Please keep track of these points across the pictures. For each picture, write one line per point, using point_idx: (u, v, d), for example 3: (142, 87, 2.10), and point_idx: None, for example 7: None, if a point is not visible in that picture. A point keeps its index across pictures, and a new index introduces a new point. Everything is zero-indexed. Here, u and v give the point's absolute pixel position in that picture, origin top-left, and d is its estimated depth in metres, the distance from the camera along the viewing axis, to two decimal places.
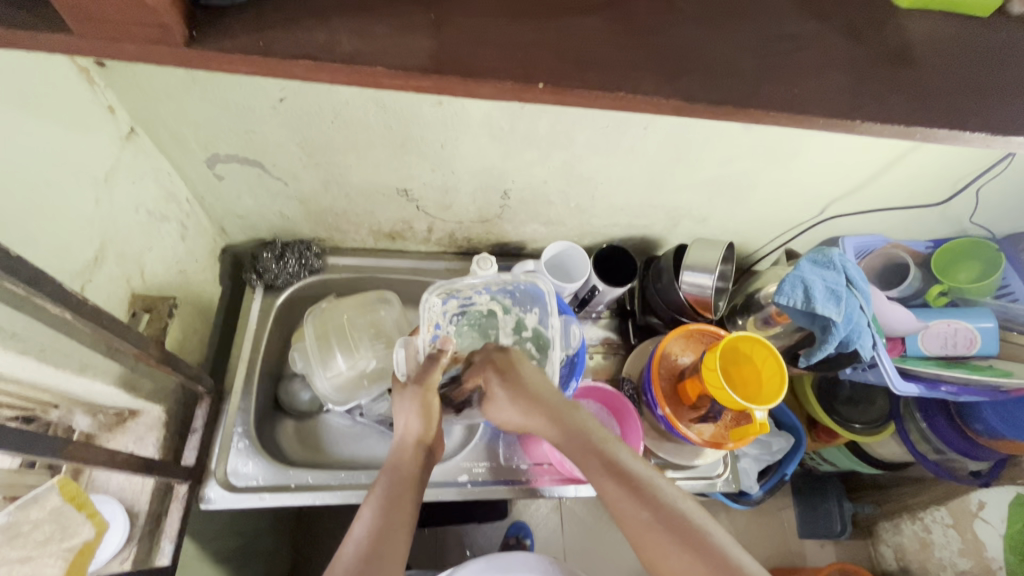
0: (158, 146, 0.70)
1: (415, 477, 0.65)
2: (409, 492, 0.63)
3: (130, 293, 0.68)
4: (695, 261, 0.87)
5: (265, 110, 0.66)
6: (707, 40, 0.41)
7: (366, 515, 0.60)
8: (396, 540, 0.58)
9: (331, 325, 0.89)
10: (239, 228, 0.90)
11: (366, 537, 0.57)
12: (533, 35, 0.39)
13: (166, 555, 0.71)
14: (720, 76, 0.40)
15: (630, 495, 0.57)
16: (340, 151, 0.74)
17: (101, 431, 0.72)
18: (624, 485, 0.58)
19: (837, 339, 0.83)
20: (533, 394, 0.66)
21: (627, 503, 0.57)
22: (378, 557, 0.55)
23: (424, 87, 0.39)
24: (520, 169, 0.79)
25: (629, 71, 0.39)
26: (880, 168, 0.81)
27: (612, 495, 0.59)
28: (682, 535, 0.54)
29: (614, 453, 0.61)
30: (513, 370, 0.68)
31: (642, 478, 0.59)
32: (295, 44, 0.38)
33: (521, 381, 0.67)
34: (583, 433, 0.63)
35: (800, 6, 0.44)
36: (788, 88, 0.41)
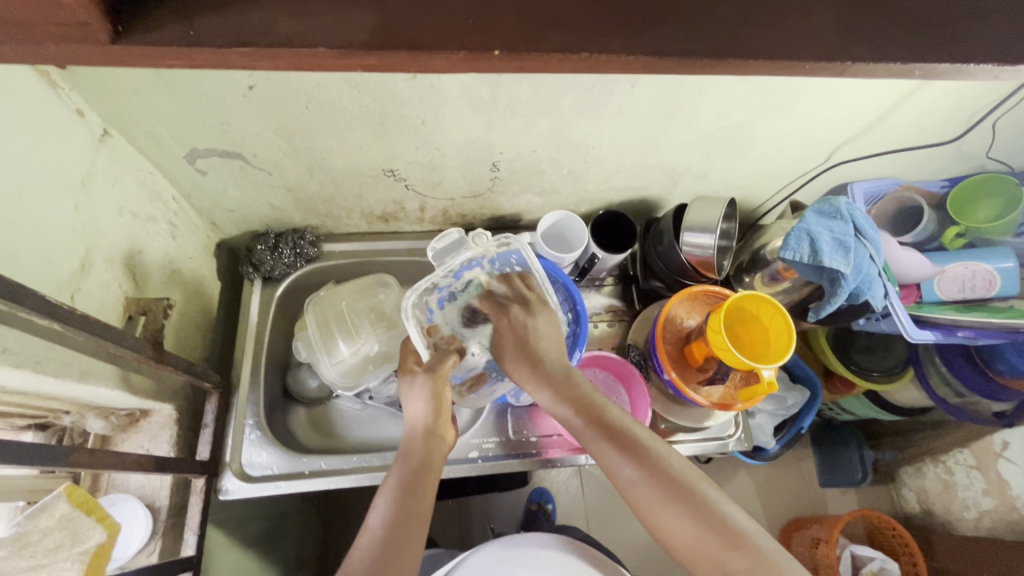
0: (134, 145, 0.69)
1: (428, 465, 0.66)
2: (424, 481, 0.64)
3: (123, 297, 0.67)
4: (696, 220, 0.83)
5: (237, 100, 0.64)
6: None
7: (381, 506, 0.61)
8: (411, 530, 0.59)
9: (330, 312, 0.89)
10: (231, 221, 0.89)
11: (380, 526, 0.58)
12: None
13: (190, 546, 0.73)
14: (690, 21, 0.37)
15: (595, 432, 0.63)
16: (319, 136, 0.72)
17: (115, 433, 0.74)
18: (612, 443, 0.61)
19: (847, 291, 0.80)
20: (541, 348, 0.73)
21: (618, 462, 0.59)
22: (397, 544, 0.57)
23: (376, 65, 0.36)
24: (507, 139, 0.77)
25: (589, 28, 0.36)
26: (885, 108, 0.77)
27: (604, 455, 0.61)
28: (639, 457, 0.59)
29: (604, 411, 0.64)
30: (530, 325, 0.75)
31: (631, 438, 0.61)
32: (234, 30, 0.36)
33: (536, 339, 0.74)
34: (559, 377, 0.69)
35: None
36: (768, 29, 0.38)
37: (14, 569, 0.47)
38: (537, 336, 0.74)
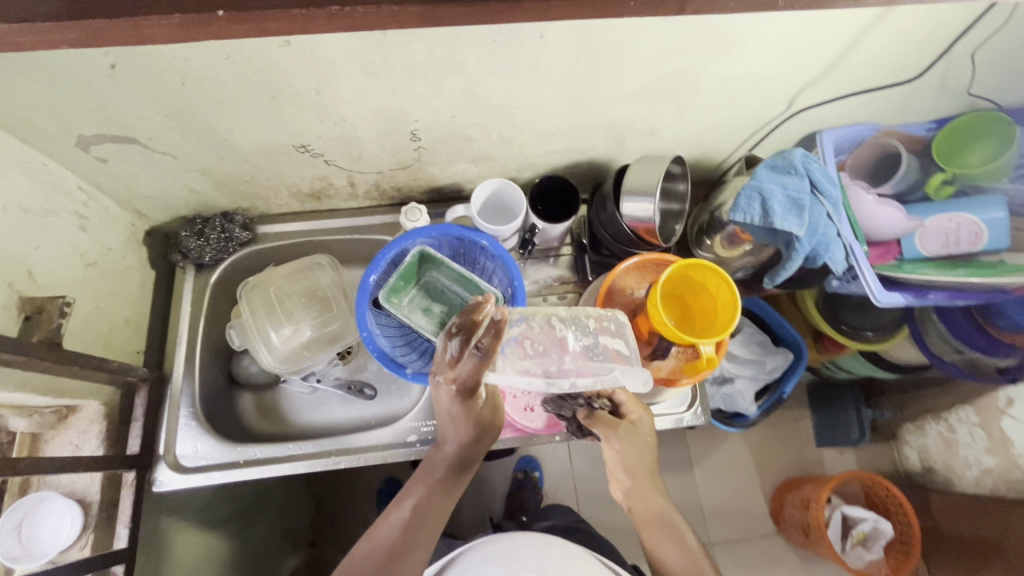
0: (17, 136, 0.65)
1: (459, 478, 0.73)
2: (452, 492, 0.72)
3: (16, 296, 0.64)
4: (636, 183, 0.76)
5: (104, 81, 0.59)
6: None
7: (403, 510, 0.70)
8: (428, 529, 0.69)
9: (258, 298, 0.87)
10: (155, 208, 0.86)
11: (407, 522, 0.68)
12: None
13: (122, 538, 0.74)
14: None
15: (657, 525, 0.70)
16: (210, 115, 0.67)
17: (45, 430, 0.71)
18: (672, 539, 0.69)
19: (802, 254, 0.73)
20: (640, 449, 0.73)
21: (668, 554, 0.69)
22: (415, 538, 0.68)
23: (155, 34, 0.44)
24: (417, 105, 0.70)
25: None
26: (841, 44, 0.67)
27: (657, 543, 0.70)
28: (663, 534, 0.70)
29: (674, 516, 0.71)
30: (643, 423, 0.74)
31: (689, 539, 0.70)
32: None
33: (640, 439, 0.73)
34: (641, 470, 0.72)
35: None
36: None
37: None
38: (643, 440, 0.73)
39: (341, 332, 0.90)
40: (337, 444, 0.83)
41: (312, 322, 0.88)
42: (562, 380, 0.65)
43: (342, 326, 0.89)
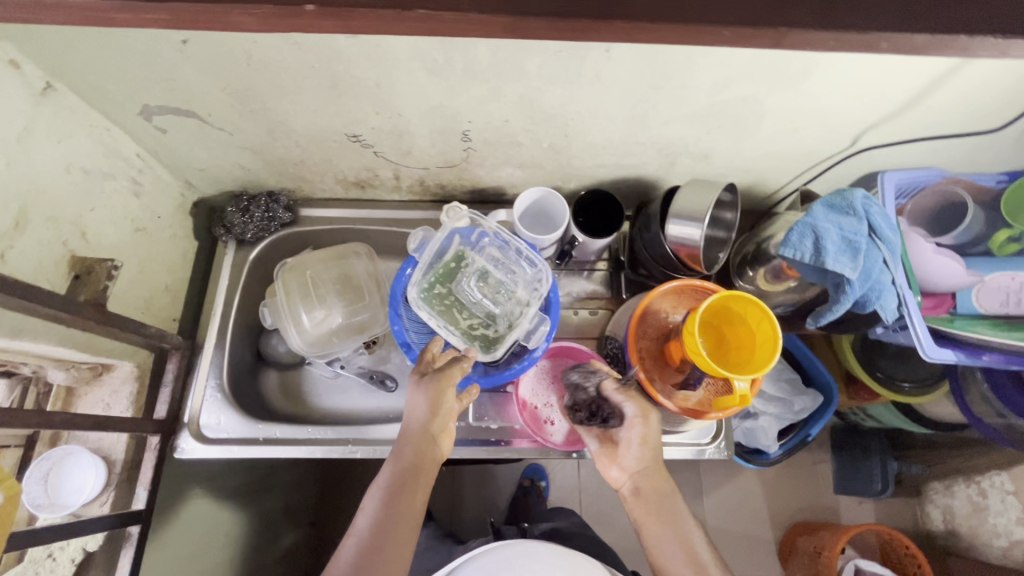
0: (85, 100, 0.67)
1: (420, 470, 0.69)
2: (414, 486, 0.68)
3: (70, 256, 0.66)
4: (685, 207, 0.74)
5: (174, 56, 0.60)
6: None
7: (369, 510, 0.67)
8: (395, 532, 0.65)
9: (292, 281, 0.88)
10: (205, 181, 0.88)
11: (366, 529, 0.65)
12: None
13: (141, 500, 0.75)
14: None
15: (659, 511, 0.72)
16: (271, 97, 0.68)
17: (80, 385, 0.76)
18: (672, 525, 0.71)
19: (851, 298, 0.70)
20: (649, 433, 0.75)
21: (669, 541, 0.70)
22: (378, 548, 0.63)
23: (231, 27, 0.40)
24: (473, 106, 0.70)
25: None
26: (920, 86, 0.64)
27: (657, 529, 0.72)
28: (667, 519, 0.72)
29: (675, 503, 0.73)
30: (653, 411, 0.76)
31: (688, 530, 0.71)
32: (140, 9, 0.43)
33: (649, 423, 0.75)
34: (648, 453, 0.75)
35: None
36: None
37: None
38: (652, 426, 0.76)
39: (370, 323, 0.90)
40: (355, 433, 0.83)
41: (346, 310, 0.89)
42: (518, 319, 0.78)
43: (373, 317, 0.90)
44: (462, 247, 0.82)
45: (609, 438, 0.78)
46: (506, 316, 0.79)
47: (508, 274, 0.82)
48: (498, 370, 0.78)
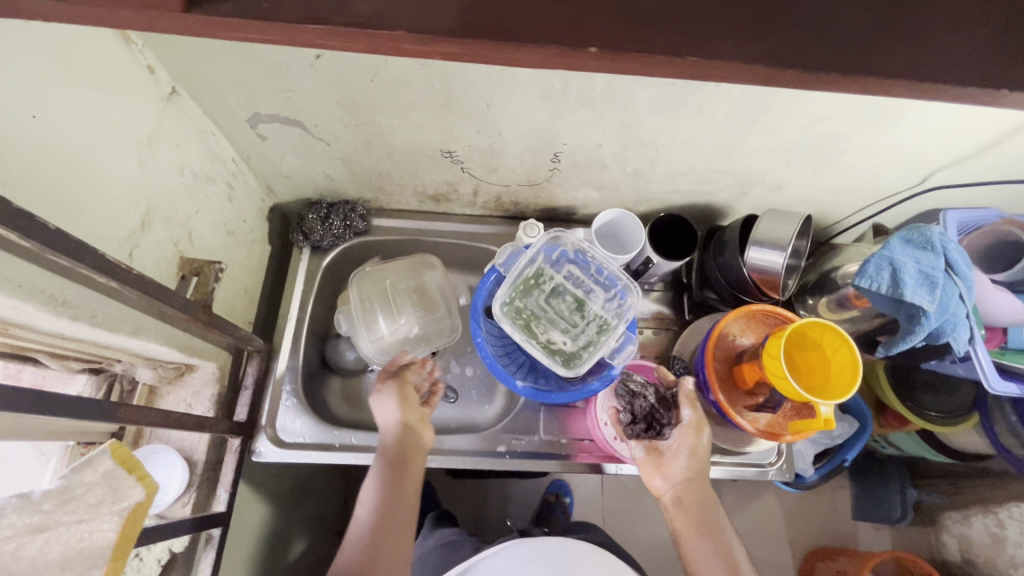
0: (200, 105, 0.68)
1: (408, 459, 0.75)
2: (407, 472, 0.74)
3: (178, 256, 0.67)
4: (767, 235, 0.77)
5: (302, 69, 0.62)
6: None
7: (367, 499, 0.71)
8: (398, 515, 0.70)
9: (368, 290, 0.89)
10: (286, 187, 0.89)
11: (369, 516, 0.69)
12: None
13: (221, 502, 0.75)
14: None
15: (699, 524, 0.71)
16: (380, 111, 0.70)
17: (162, 384, 0.76)
18: (713, 540, 0.70)
19: (926, 330, 0.73)
20: (695, 443, 0.74)
21: (709, 556, 0.69)
22: (383, 532, 0.67)
23: (456, 52, 0.32)
24: (573, 129, 0.72)
25: None
26: (1001, 132, 0.68)
27: (693, 541, 0.70)
28: (707, 534, 0.70)
29: (717, 519, 0.71)
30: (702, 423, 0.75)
31: (730, 548, 0.69)
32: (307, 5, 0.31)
33: (697, 434, 0.75)
34: (693, 463, 0.74)
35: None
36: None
37: (56, 523, 0.41)
38: (699, 436, 0.75)
39: (443, 333, 0.92)
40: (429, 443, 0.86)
41: (422, 320, 0.90)
42: (601, 337, 0.81)
43: (447, 328, 0.91)
44: (543, 265, 0.84)
45: (651, 446, 0.77)
46: (587, 333, 0.81)
47: (588, 291, 0.83)
48: (574, 386, 0.81)
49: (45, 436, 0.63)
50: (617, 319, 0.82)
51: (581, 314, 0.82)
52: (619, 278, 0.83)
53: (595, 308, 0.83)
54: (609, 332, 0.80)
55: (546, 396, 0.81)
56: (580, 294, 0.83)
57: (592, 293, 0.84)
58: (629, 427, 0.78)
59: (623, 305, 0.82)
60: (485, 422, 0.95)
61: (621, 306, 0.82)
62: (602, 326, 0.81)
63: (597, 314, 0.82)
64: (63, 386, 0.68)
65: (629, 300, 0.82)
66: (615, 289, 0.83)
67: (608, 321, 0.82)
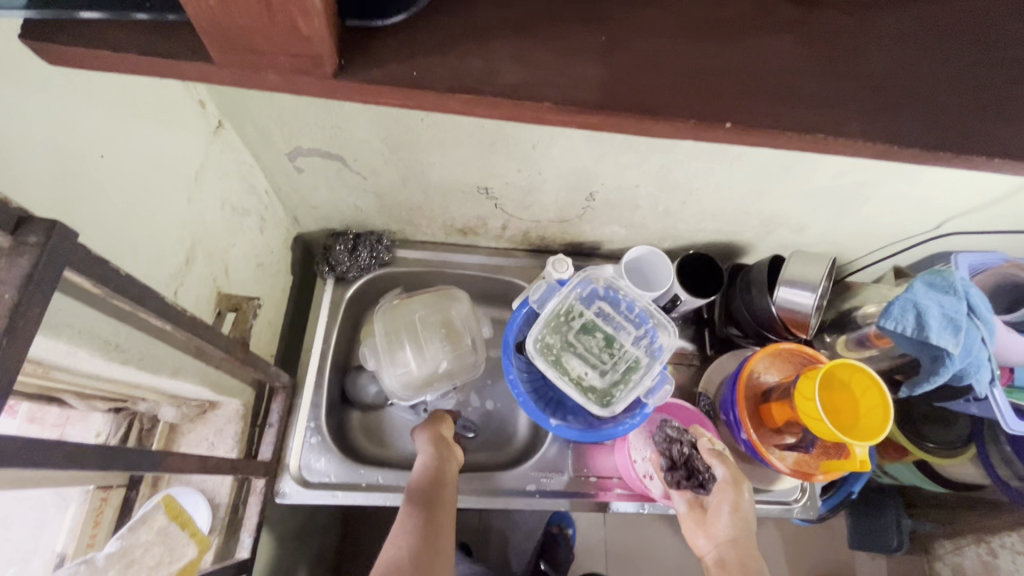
0: (242, 138, 0.67)
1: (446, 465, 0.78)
2: (446, 475, 0.76)
3: (215, 292, 0.65)
4: (796, 276, 0.79)
5: (356, 108, 0.62)
6: (821, 78, 0.40)
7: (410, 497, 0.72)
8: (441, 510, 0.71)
9: (395, 324, 0.88)
10: (313, 218, 0.88)
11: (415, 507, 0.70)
12: (708, 58, 0.40)
13: (244, 548, 0.72)
14: (864, 94, 0.40)
15: None
16: (424, 149, 0.70)
17: (184, 422, 0.73)
18: None
19: (950, 372, 0.75)
20: (735, 499, 0.71)
21: None
22: (431, 522, 0.68)
23: (593, 120, 0.39)
24: (612, 171, 0.74)
25: (772, 92, 0.39)
26: (1018, 185, 0.72)
27: None
28: None
29: None
30: (740, 480, 0.73)
31: None
32: (448, 71, 0.38)
33: (736, 489, 0.72)
34: (734, 520, 0.70)
35: (929, 45, 0.42)
36: (908, 109, 0.40)
37: None
38: (739, 492, 0.72)
39: (468, 368, 0.91)
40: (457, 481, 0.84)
41: (450, 355, 0.89)
42: (631, 375, 0.81)
43: (474, 362, 0.91)
44: (574, 301, 0.84)
45: (694, 504, 0.75)
46: (617, 370, 0.81)
47: (617, 327, 0.84)
48: (605, 424, 0.81)
49: (70, 482, 0.59)
50: (647, 356, 0.82)
51: (609, 350, 0.82)
52: (651, 315, 0.83)
53: (624, 345, 0.83)
54: (641, 371, 0.81)
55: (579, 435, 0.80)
56: (609, 330, 0.83)
57: (621, 328, 0.84)
58: (670, 474, 0.78)
59: (653, 343, 0.82)
60: (507, 460, 0.93)
61: (651, 342, 0.82)
62: (632, 363, 0.82)
63: (627, 351, 0.83)
64: (84, 425, 0.65)
65: (663, 337, 0.82)
66: (645, 326, 0.83)
67: (638, 358, 0.82)
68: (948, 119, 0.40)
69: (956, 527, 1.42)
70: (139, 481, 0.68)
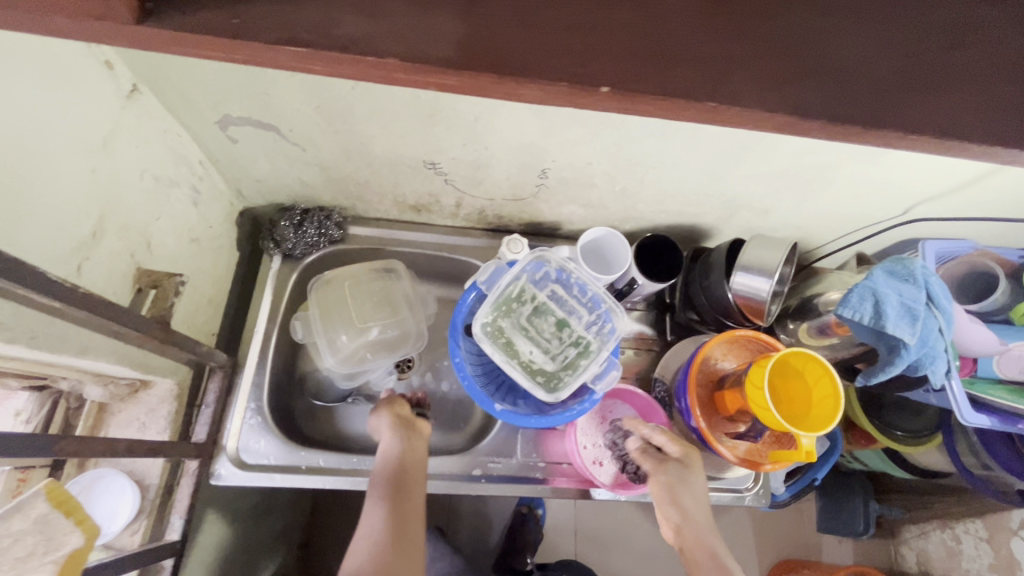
0: (163, 103, 0.63)
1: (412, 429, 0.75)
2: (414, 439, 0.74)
3: (134, 268, 0.62)
4: (754, 261, 0.76)
5: (280, 72, 0.57)
6: (736, 50, 0.38)
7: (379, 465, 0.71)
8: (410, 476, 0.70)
9: (331, 295, 0.86)
10: (257, 192, 0.84)
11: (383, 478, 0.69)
12: (609, 25, 0.37)
13: (175, 530, 0.70)
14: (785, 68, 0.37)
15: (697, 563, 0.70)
16: (362, 120, 0.66)
17: (113, 401, 0.70)
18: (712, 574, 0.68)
19: (906, 362, 0.73)
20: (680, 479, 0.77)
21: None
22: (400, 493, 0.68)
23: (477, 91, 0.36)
24: (563, 147, 0.70)
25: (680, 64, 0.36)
26: (988, 169, 0.69)
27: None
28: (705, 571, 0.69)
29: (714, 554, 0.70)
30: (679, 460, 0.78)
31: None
32: (321, 33, 0.36)
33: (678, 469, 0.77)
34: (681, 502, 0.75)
35: (857, 21, 0.40)
36: (825, 84, 0.38)
37: None
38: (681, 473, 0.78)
39: (410, 337, 0.88)
40: None
41: (386, 326, 0.86)
42: (581, 361, 0.79)
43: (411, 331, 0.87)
44: (527, 284, 0.82)
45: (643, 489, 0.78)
46: (567, 355, 0.79)
47: (569, 310, 0.81)
48: (557, 410, 0.78)
49: None
50: (598, 341, 0.79)
51: (561, 335, 0.80)
52: (603, 299, 0.80)
53: (576, 329, 0.81)
54: (592, 355, 0.79)
55: (531, 423, 0.77)
56: (561, 315, 0.81)
57: (574, 312, 0.82)
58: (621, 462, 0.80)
59: (605, 328, 0.80)
60: (460, 444, 0.91)
61: (604, 327, 0.80)
62: (583, 348, 0.80)
63: (580, 336, 0.80)
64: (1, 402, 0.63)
65: (614, 322, 0.80)
66: (598, 310, 0.81)
67: (589, 342, 0.80)
68: (864, 95, 0.38)
69: (923, 513, 1.42)
70: (62, 465, 0.67)
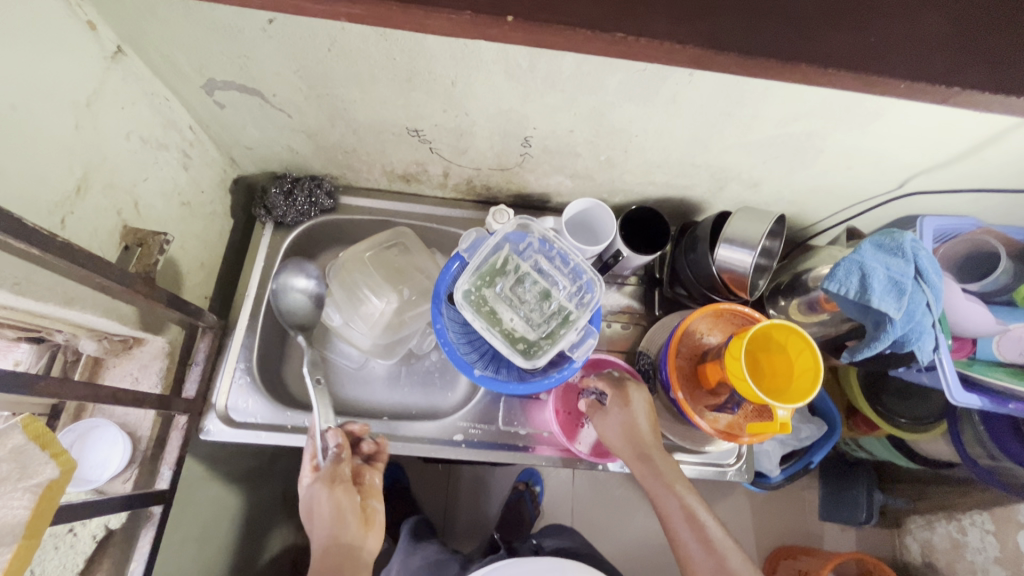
0: (150, 67, 0.65)
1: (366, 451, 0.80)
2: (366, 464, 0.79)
3: (120, 226, 0.65)
4: (736, 233, 0.76)
5: (256, 35, 0.58)
6: None
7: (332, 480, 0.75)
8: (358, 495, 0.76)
9: (357, 268, 0.88)
10: (250, 160, 0.86)
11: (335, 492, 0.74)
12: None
13: (164, 480, 0.74)
14: None
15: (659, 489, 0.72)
16: (341, 84, 0.67)
17: (108, 356, 0.73)
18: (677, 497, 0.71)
19: (891, 338, 0.71)
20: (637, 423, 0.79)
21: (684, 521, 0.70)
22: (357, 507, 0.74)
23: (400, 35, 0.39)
24: (542, 114, 0.70)
25: None
26: (985, 137, 0.66)
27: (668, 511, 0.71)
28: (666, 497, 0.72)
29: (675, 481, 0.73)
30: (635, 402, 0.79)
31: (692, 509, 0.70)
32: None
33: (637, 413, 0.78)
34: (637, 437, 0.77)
35: None
36: None
37: None
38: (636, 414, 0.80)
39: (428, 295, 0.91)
40: (386, 429, 0.86)
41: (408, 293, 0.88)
42: (560, 328, 0.79)
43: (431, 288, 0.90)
44: (511, 254, 0.82)
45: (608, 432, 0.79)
46: (548, 322, 0.79)
47: (551, 280, 0.82)
48: (535, 378, 0.79)
49: None
50: (579, 309, 0.80)
51: (542, 303, 0.80)
52: (585, 269, 0.81)
53: (557, 297, 0.81)
54: (570, 323, 0.79)
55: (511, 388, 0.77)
56: (544, 284, 0.81)
57: (557, 282, 0.82)
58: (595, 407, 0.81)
59: (586, 297, 0.80)
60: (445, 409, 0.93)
61: (584, 296, 0.80)
62: (563, 317, 0.80)
63: (561, 304, 0.80)
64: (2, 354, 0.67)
65: (595, 292, 0.80)
66: (579, 280, 0.81)
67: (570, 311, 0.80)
68: None
69: (929, 504, 1.37)
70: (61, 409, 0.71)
